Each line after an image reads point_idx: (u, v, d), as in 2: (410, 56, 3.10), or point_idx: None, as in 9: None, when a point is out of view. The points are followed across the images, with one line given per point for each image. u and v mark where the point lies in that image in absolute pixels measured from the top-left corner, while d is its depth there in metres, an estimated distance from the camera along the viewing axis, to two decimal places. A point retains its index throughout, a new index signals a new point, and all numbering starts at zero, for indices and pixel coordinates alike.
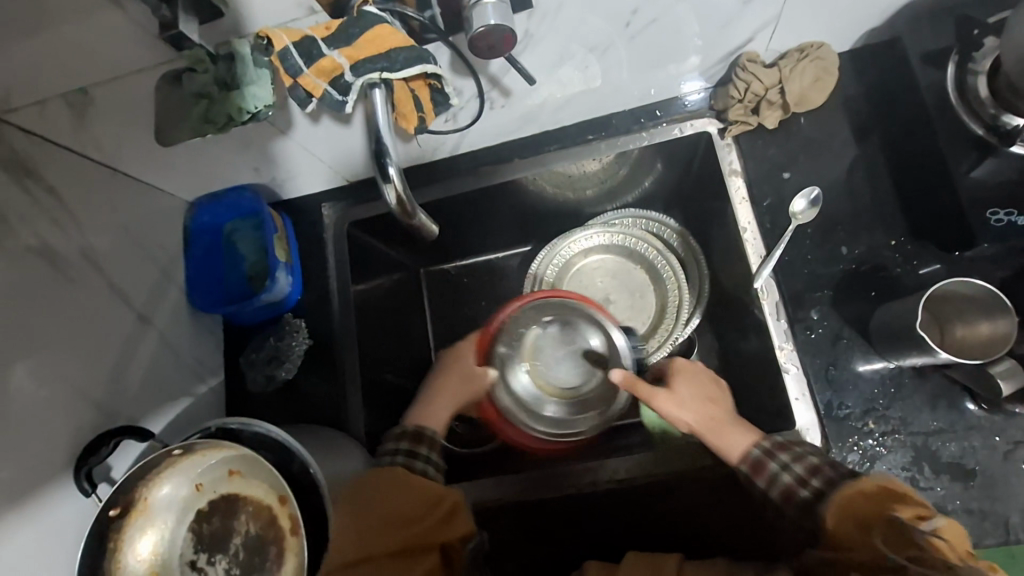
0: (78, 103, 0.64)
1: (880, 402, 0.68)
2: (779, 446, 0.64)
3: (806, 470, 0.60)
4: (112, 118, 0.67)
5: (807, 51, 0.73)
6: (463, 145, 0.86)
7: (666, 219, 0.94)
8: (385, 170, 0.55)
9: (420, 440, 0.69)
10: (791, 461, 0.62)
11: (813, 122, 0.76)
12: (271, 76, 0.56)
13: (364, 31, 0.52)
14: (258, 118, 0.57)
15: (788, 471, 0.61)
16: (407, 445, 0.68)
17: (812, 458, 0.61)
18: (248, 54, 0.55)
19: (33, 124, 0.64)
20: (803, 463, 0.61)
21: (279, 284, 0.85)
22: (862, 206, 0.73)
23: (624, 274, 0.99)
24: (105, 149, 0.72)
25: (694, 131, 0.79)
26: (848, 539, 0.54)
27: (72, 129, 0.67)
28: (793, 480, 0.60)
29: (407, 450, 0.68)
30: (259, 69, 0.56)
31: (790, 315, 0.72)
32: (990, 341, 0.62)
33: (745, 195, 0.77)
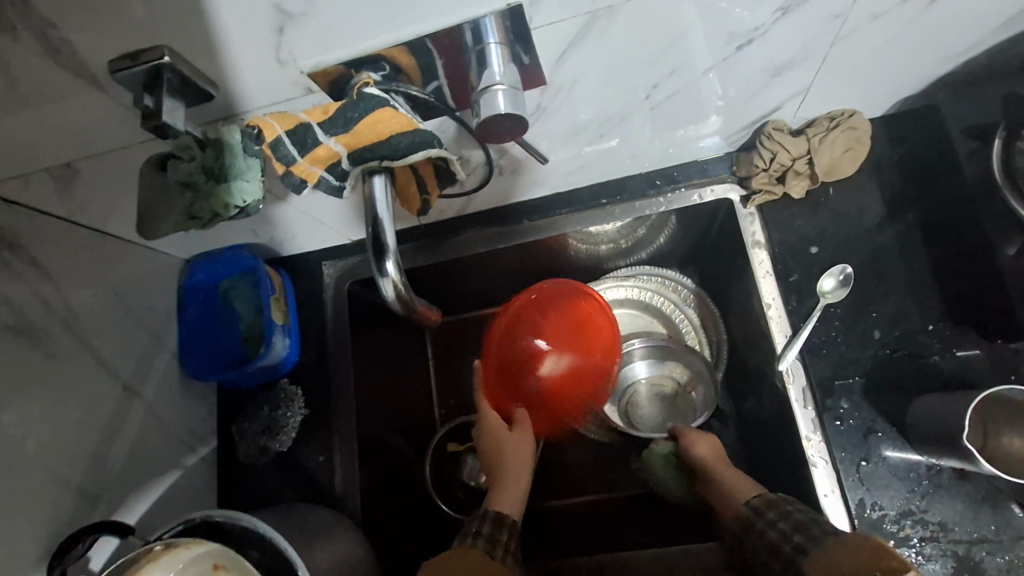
0: (63, 176, 0.60)
1: (917, 503, 0.62)
2: (767, 501, 0.62)
3: (794, 525, 0.57)
4: (102, 187, 0.64)
5: (839, 120, 0.68)
6: (470, 207, 0.82)
7: (682, 278, 0.90)
8: (382, 264, 0.51)
9: (501, 527, 0.67)
10: (779, 518, 0.59)
11: (844, 191, 0.71)
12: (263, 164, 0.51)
13: (361, 115, 0.47)
14: (248, 211, 0.52)
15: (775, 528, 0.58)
16: (489, 530, 0.66)
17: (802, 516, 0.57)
18: (239, 142, 0.48)
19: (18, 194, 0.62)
20: (793, 519, 0.57)
21: (274, 348, 0.81)
22: (897, 285, 0.68)
23: (643, 328, 0.94)
24: (94, 214, 0.69)
25: (714, 198, 0.75)
26: None
27: (60, 197, 0.64)
28: (777, 538, 0.57)
29: (488, 537, 0.65)
30: (250, 158, 0.51)
31: (818, 402, 0.67)
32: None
33: (770, 268, 0.72)
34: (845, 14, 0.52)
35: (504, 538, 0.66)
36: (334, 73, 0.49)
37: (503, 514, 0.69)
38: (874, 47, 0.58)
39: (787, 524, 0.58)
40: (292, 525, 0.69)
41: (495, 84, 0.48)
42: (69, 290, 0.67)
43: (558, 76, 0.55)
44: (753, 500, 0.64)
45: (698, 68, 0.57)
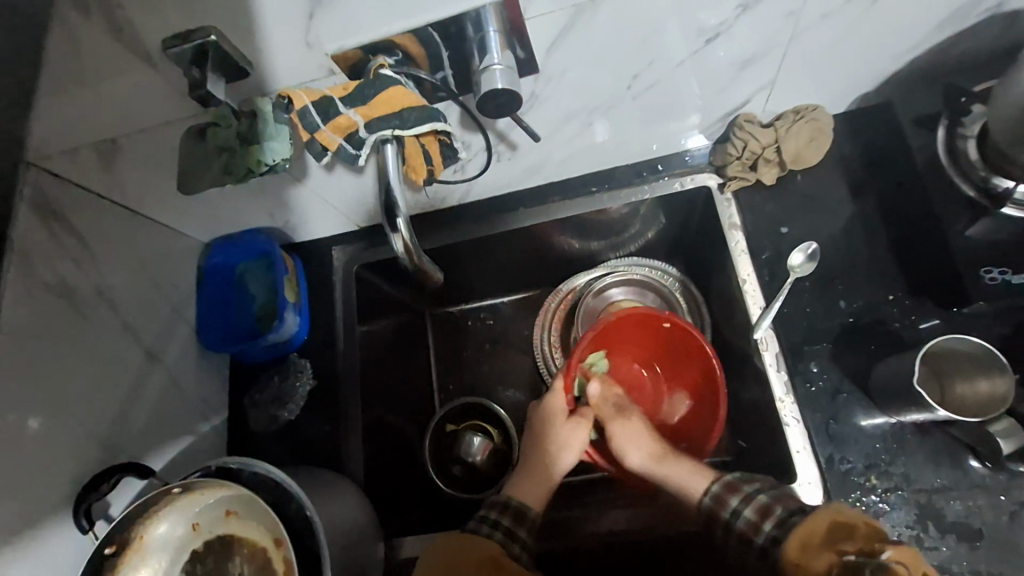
0: (107, 150, 0.67)
1: (882, 457, 0.67)
2: (726, 487, 0.65)
3: (757, 510, 0.61)
4: (139, 164, 0.70)
5: (803, 113, 0.76)
6: (471, 196, 0.89)
7: (668, 267, 0.95)
8: (393, 221, 0.58)
9: (520, 523, 0.68)
10: (742, 504, 0.63)
11: (810, 179, 0.79)
12: (290, 131, 0.59)
13: (376, 93, 0.55)
14: (276, 170, 0.60)
15: (741, 518, 0.62)
16: (508, 522, 0.68)
17: (761, 497, 0.62)
18: (270, 111, 0.59)
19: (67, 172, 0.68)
20: (754, 503, 0.62)
21: (287, 324, 0.87)
22: (860, 261, 0.74)
23: None
24: (128, 194, 0.75)
25: (693, 185, 0.82)
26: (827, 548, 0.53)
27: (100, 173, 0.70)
28: (744, 526, 0.62)
29: (506, 529, 0.67)
30: (279, 125, 0.59)
31: (790, 367, 0.72)
32: (986, 404, 0.62)
33: (745, 247, 0.79)
34: (798, 13, 0.60)
35: (523, 535, 0.68)
36: (353, 58, 0.56)
37: (524, 511, 0.69)
38: (829, 44, 0.66)
39: (749, 509, 0.62)
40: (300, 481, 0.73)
41: (494, 64, 0.55)
42: (99, 265, 0.73)
43: (549, 65, 0.63)
44: (710, 487, 0.66)
45: (673, 59, 0.65)
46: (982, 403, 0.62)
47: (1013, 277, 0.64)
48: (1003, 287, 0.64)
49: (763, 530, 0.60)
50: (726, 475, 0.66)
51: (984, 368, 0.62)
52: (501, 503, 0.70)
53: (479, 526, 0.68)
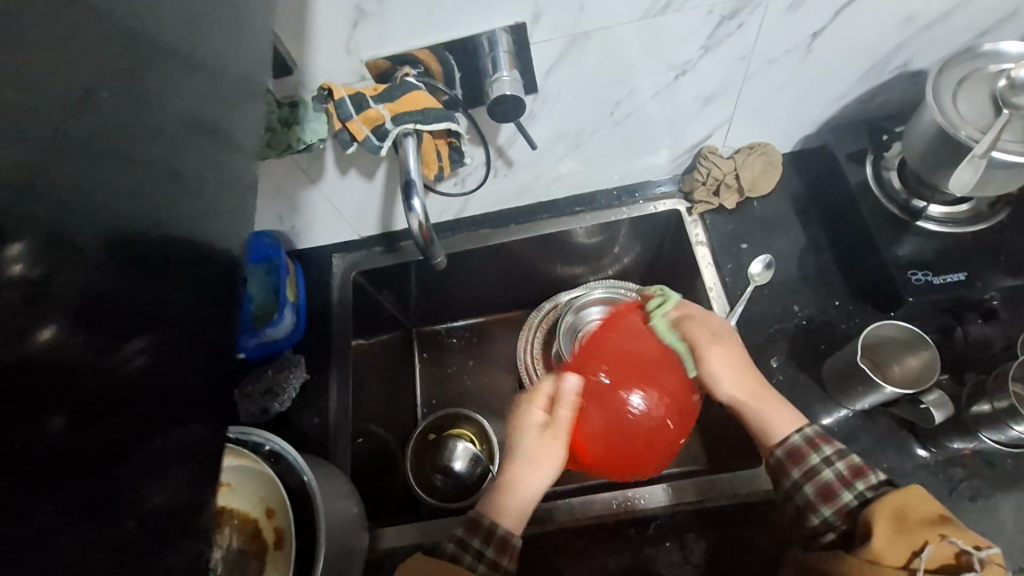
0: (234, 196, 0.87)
1: (837, 442, 0.74)
2: (820, 437, 0.64)
3: (848, 468, 0.61)
4: None
5: (755, 148, 0.89)
6: (466, 211, 0.97)
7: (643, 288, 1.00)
8: (409, 202, 0.65)
9: (503, 553, 0.61)
10: (835, 457, 0.62)
11: (764, 205, 0.91)
12: (327, 118, 0.68)
13: (404, 93, 0.65)
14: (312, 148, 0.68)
15: (832, 467, 0.62)
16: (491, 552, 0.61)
17: (854, 458, 0.62)
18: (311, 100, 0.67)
19: None
20: (849, 460, 0.62)
21: (285, 320, 0.91)
22: (808, 273, 0.85)
23: None
24: None
25: (665, 208, 0.94)
26: (928, 517, 0.53)
27: None
28: (836, 475, 0.61)
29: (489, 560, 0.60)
30: (317, 113, 0.68)
31: (753, 363, 0.80)
32: (921, 374, 0.72)
33: (710, 259, 0.89)
34: (749, 57, 0.74)
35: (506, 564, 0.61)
36: (382, 67, 0.67)
37: (507, 541, 0.61)
38: (774, 87, 0.80)
39: (841, 464, 0.62)
40: None
41: (503, 76, 0.66)
42: None
43: (548, 87, 0.74)
44: (801, 430, 0.66)
45: (647, 90, 0.77)
46: (914, 377, 0.72)
47: (933, 278, 0.75)
48: (928, 286, 0.74)
49: (858, 490, 0.60)
50: (812, 426, 0.66)
51: (915, 346, 0.72)
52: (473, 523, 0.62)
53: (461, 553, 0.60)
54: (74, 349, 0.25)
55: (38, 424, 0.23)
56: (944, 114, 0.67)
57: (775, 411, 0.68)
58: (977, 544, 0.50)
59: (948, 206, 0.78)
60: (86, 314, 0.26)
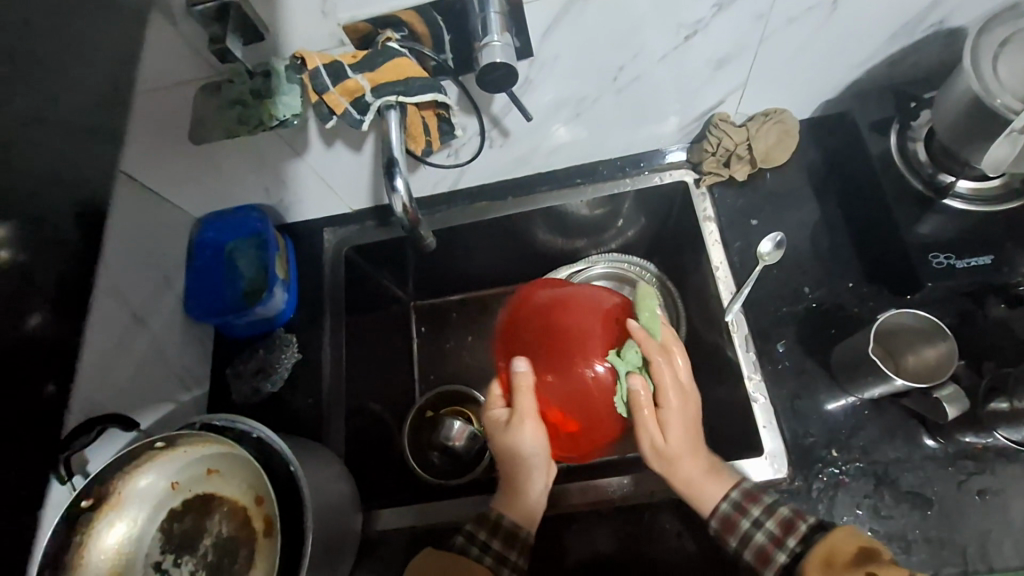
0: (213, 169, 0.83)
1: (843, 431, 0.71)
2: (746, 496, 0.65)
3: (780, 525, 0.62)
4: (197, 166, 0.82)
5: (772, 116, 0.83)
6: (462, 182, 0.92)
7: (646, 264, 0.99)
8: (393, 179, 0.61)
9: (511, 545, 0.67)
10: (764, 516, 0.64)
11: (777, 178, 0.85)
12: (301, 91, 0.63)
13: (386, 61, 0.60)
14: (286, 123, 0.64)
15: (763, 530, 0.63)
16: (499, 546, 0.67)
17: (784, 511, 0.64)
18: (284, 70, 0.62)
19: (186, 196, 0.87)
20: (777, 516, 0.63)
21: (275, 298, 0.88)
22: (822, 252, 0.80)
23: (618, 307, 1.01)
24: (191, 198, 0.88)
25: (672, 180, 0.88)
26: (851, 564, 0.55)
27: (195, 189, 0.86)
28: (766, 539, 0.63)
29: (497, 554, 0.66)
30: (290, 84, 0.63)
31: (758, 347, 0.77)
32: (936, 367, 0.68)
33: (717, 237, 0.84)
34: (767, 16, 0.67)
35: (513, 557, 0.67)
36: (364, 30, 0.60)
37: (515, 533, 0.67)
38: (794, 49, 0.73)
39: (771, 521, 0.63)
40: None
41: (494, 40, 0.59)
42: (182, 356, 0.85)
43: (544, 50, 0.68)
44: (730, 493, 0.66)
45: (654, 54, 0.71)
46: (930, 373, 0.68)
47: (956, 261, 0.70)
48: (949, 271, 0.69)
49: (787, 547, 0.61)
50: (744, 483, 0.67)
51: (931, 335, 0.67)
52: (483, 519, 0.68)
53: (469, 545, 0.67)
54: (63, 332, 0.28)
55: (29, 392, 0.27)
56: (979, 81, 0.60)
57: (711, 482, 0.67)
58: (902, 572, 0.51)
59: (976, 182, 0.73)
60: (65, 302, 0.28)
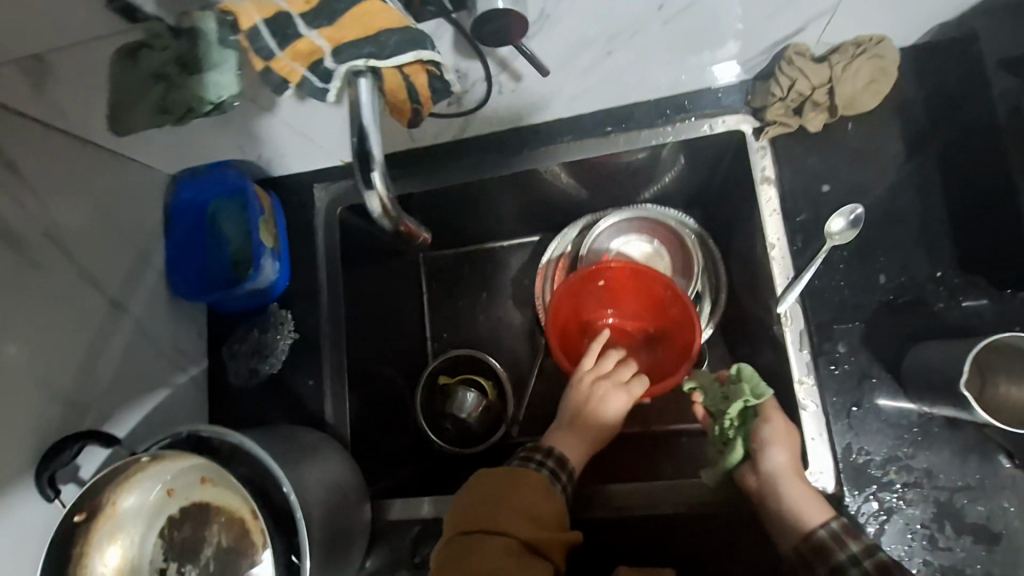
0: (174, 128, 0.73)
1: (905, 450, 0.62)
2: (847, 529, 0.57)
3: (876, 565, 0.54)
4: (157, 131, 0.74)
5: (865, 47, 0.63)
6: (469, 129, 0.77)
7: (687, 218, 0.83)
8: (368, 175, 0.48)
9: (563, 467, 0.72)
10: (862, 553, 0.55)
11: (861, 129, 0.68)
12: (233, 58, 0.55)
13: (351, 6, 0.45)
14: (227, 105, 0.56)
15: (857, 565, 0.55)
16: (553, 463, 0.71)
17: (884, 556, 0.55)
18: None
19: (148, 158, 0.77)
20: (876, 558, 0.55)
21: (264, 271, 0.80)
22: (908, 229, 0.65)
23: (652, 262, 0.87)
24: (156, 160, 0.78)
25: (725, 130, 0.70)
26: None
27: (160, 150, 0.77)
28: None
29: (552, 468, 0.71)
30: None
31: (814, 346, 0.66)
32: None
33: (777, 206, 0.69)
34: None
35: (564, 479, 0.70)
36: None
37: (566, 460, 0.72)
38: None
39: (868, 561, 0.55)
40: (277, 448, 0.69)
41: None
42: (172, 335, 0.79)
43: None
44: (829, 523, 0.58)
45: None
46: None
47: None
48: None
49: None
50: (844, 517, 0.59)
51: None
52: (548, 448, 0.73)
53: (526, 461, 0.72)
54: None
55: None
56: None
57: (808, 502, 0.60)
58: None
59: None
60: None
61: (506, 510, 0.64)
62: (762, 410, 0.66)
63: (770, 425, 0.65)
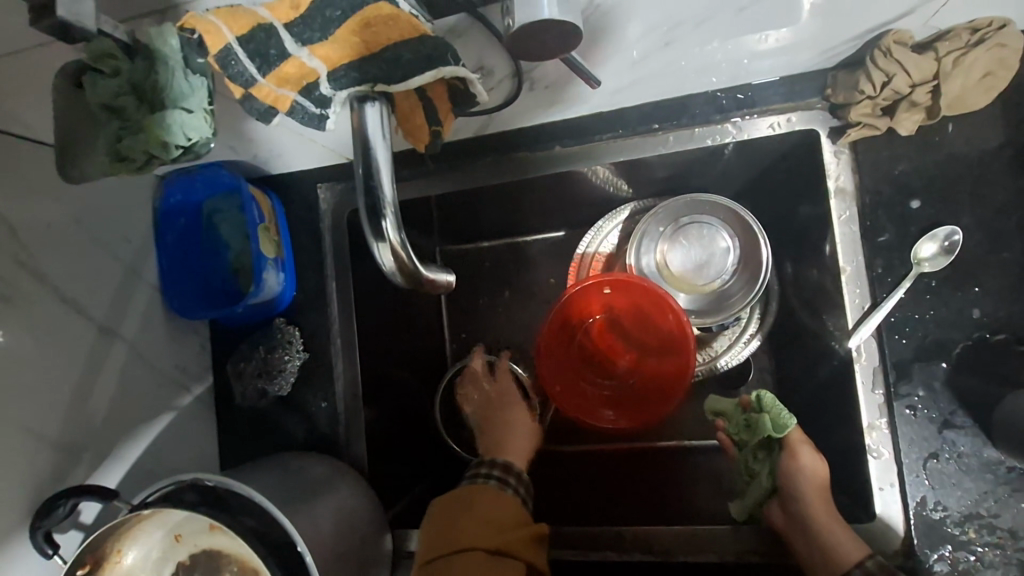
0: None
1: (988, 507, 0.55)
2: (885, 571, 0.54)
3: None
4: None
5: (984, 33, 0.51)
6: (492, 126, 0.66)
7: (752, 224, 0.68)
8: (377, 222, 0.40)
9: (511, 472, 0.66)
10: None
11: (964, 131, 0.57)
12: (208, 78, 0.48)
13: (348, 13, 0.39)
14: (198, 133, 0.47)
15: None
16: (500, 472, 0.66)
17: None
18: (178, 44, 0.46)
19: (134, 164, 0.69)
20: None
21: (267, 285, 0.72)
22: (1010, 255, 0.56)
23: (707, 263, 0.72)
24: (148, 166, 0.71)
25: (791, 130, 0.61)
26: None
27: None
28: None
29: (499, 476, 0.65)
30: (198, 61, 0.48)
31: (889, 386, 0.58)
32: None
33: (852, 222, 0.60)
34: None
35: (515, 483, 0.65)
36: None
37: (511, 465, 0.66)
38: None
39: None
40: (288, 486, 0.64)
41: None
42: (172, 354, 0.73)
43: None
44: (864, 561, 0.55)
45: None
46: None
47: None
48: None
49: None
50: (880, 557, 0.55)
51: None
52: (490, 458, 0.67)
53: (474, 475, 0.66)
54: None
55: None
56: None
57: (838, 536, 0.57)
58: None
59: None
60: None
61: (469, 523, 0.58)
62: (789, 444, 0.64)
63: (799, 460, 0.63)
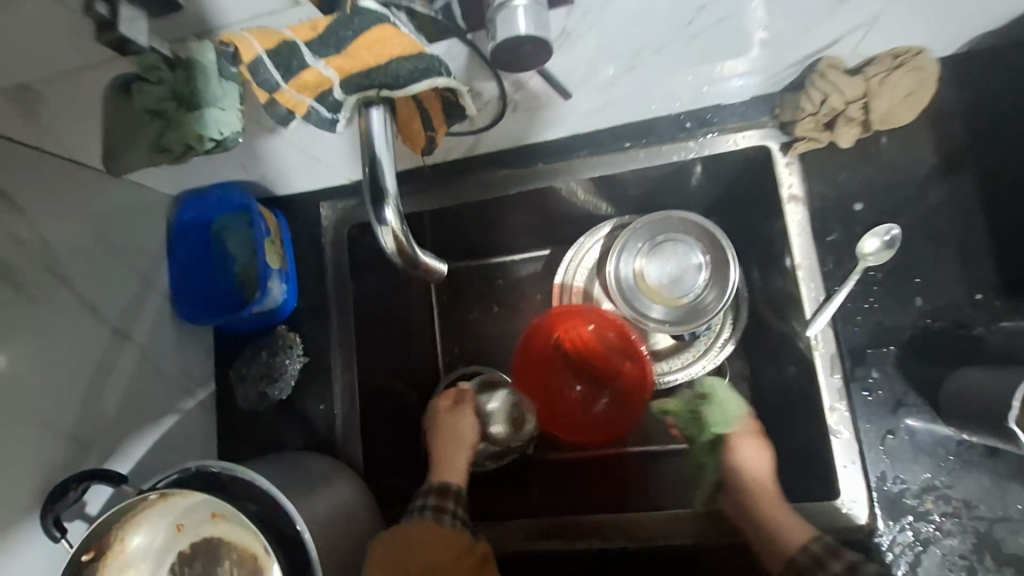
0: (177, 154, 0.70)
1: (942, 479, 0.60)
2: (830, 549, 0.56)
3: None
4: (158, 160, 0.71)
5: (903, 59, 0.59)
6: (482, 146, 0.74)
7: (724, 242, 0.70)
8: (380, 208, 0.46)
9: (447, 496, 0.69)
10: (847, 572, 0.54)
11: (896, 144, 0.65)
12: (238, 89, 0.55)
13: (360, 32, 0.44)
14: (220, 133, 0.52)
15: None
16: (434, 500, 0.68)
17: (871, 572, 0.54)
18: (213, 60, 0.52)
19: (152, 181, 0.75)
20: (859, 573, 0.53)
21: (272, 293, 0.78)
22: (944, 250, 0.63)
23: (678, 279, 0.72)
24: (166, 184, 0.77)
25: (749, 145, 0.68)
26: None
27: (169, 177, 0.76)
28: None
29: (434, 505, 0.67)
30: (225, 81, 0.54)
31: (846, 371, 0.64)
32: None
33: (804, 225, 0.67)
34: None
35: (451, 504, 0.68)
36: None
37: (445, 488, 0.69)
38: None
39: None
40: (288, 479, 0.67)
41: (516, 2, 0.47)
42: (179, 359, 0.77)
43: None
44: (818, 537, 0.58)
45: None
46: None
47: None
48: None
49: None
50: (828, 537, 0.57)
51: None
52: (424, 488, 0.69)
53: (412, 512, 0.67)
54: None
55: None
56: None
57: (784, 519, 0.60)
58: None
59: None
60: None
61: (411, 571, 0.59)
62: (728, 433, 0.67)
63: (744, 445, 0.66)
